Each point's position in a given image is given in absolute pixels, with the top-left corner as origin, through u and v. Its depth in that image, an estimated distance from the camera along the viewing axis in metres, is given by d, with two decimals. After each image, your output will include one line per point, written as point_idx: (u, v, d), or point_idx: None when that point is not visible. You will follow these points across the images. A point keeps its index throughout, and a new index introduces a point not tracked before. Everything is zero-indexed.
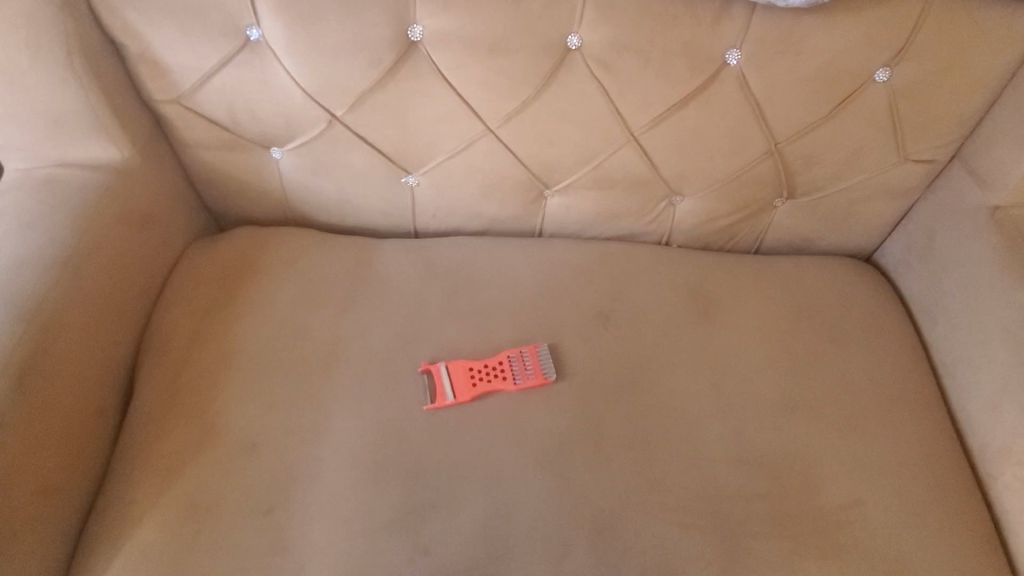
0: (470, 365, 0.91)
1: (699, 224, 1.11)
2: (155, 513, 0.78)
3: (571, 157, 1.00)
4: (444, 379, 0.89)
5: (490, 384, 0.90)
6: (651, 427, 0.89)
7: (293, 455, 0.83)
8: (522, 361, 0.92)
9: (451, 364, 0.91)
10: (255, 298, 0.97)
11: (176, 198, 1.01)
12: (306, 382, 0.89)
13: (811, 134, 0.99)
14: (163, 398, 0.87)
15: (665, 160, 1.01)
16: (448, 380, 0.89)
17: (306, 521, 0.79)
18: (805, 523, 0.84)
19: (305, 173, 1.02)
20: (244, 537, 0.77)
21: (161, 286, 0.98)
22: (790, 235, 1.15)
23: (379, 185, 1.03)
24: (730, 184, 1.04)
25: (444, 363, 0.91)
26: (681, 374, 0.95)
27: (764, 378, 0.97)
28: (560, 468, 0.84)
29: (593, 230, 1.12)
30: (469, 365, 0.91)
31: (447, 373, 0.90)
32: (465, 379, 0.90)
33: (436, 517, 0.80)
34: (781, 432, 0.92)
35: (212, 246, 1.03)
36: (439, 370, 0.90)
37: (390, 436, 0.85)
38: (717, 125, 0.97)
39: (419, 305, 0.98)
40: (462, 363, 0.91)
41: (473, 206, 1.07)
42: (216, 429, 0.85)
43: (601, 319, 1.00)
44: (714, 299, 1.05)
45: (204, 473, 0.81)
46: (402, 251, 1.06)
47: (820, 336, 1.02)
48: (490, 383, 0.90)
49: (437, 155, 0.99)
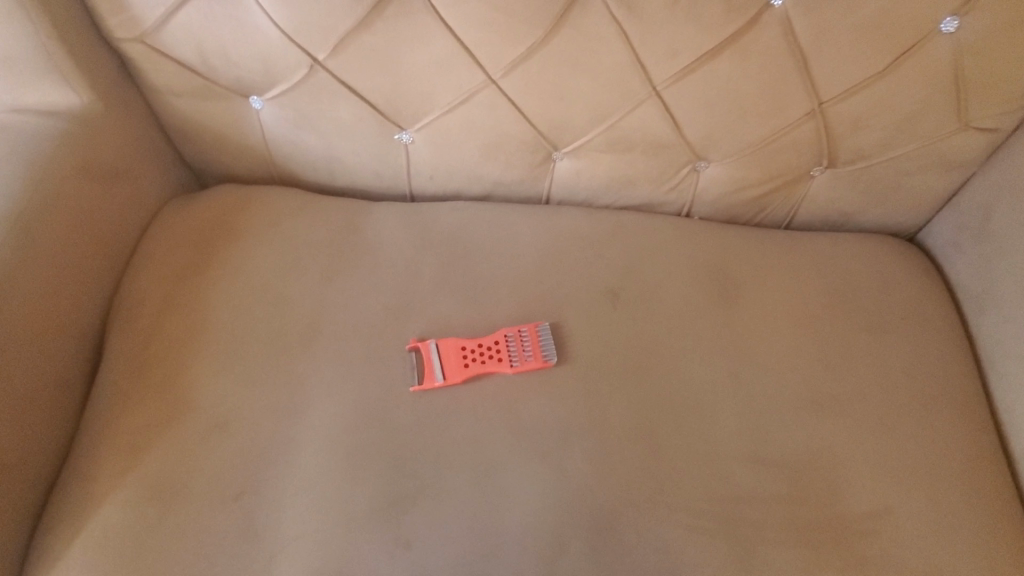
0: (463, 345, 0.83)
1: (725, 194, 1.00)
2: (117, 495, 0.72)
3: (583, 114, 0.89)
4: (434, 359, 0.81)
5: (485, 366, 0.82)
6: (660, 418, 0.81)
7: (267, 436, 0.76)
8: (521, 342, 0.84)
9: (443, 343, 0.83)
10: (232, 263, 0.89)
11: (147, 151, 0.93)
12: (285, 358, 0.81)
13: (859, 93, 0.86)
14: (129, 372, 0.80)
15: (690, 120, 0.89)
16: (439, 361, 0.81)
17: (278, 509, 0.72)
18: (826, 529, 0.76)
19: (288, 127, 0.92)
20: (213, 522, 0.71)
21: (130, 250, 0.90)
22: (826, 209, 1.03)
23: (369, 142, 0.94)
24: (762, 149, 0.93)
25: (434, 341, 0.83)
26: (696, 360, 0.86)
27: (789, 368, 0.87)
28: (557, 461, 0.77)
29: (606, 199, 1.01)
30: (462, 345, 0.83)
31: (438, 353, 0.82)
32: (457, 360, 0.82)
33: (421, 508, 0.73)
34: (805, 429, 0.83)
35: (189, 205, 0.95)
36: (430, 349, 0.82)
37: (373, 419, 0.77)
38: (751, 80, 0.85)
39: (410, 276, 0.90)
40: (454, 342, 0.83)
41: (473, 168, 0.97)
42: (185, 404, 0.77)
43: (611, 297, 0.90)
44: (737, 279, 0.95)
45: (172, 452, 0.75)
46: (394, 216, 0.96)
47: (853, 324, 0.92)
48: (484, 365, 0.82)
49: (433, 109, 0.89)
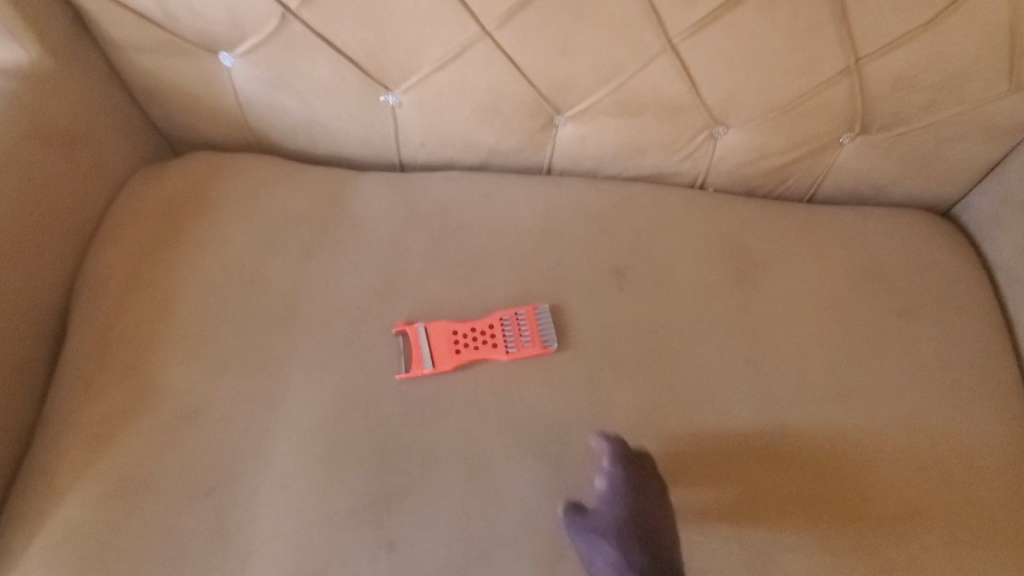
0: (455, 329, 0.76)
1: (744, 163, 0.91)
2: (80, 489, 0.66)
3: (588, 72, 0.80)
4: (423, 344, 0.74)
5: (478, 352, 0.75)
6: (668, 409, 0.75)
7: (240, 427, 0.69)
8: (518, 326, 0.77)
9: (432, 327, 0.76)
10: (205, 237, 0.81)
11: (110, 115, 0.85)
12: (260, 342, 0.75)
13: (897, 48, 0.77)
14: (90, 355, 0.73)
15: (708, 79, 0.80)
16: (427, 347, 0.74)
17: (252, 507, 0.66)
18: (809, 493, 0.71)
19: (263, 87, 0.84)
20: (182, 520, 0.65)
21: (93, 222, 0.82)
22: (855, 181, 0.93)
23: (353, 105, 0.85)
24: (788, 113, 0.83)
25: (422, 325, 0.76)
26: (708, 346, 0.79)
27: (810, 355, 0.80)
28: (556, 456, 0.71)
29: (612, 169, 0.93)
30: (453, 330, 0.76)
31: (427, 339, 0.75)
32: (447, 345, 0.75)
33: (407, 507, 0.67)
34: (826, 423, 0.76)
35: (159, 174, 0.87)
36: (418, 333, 0.75)
37: (356, 409, 0.71)
38: (777, 31, 0.75)
39: (397, 253, 0.82)
40: (444, 326, 0.76)
41: (468, 134, 0.88)
42: (150, 392, 0.71)
43: (616, 276, 0.83)
44: (755, 257, 0.87)
45: (136, 444, 0.68)
46: (381, 187, 0.88)
47: (882, 308, 0.84)
48: (478, 351, 0.75)
49: (422, 67, 0.80)
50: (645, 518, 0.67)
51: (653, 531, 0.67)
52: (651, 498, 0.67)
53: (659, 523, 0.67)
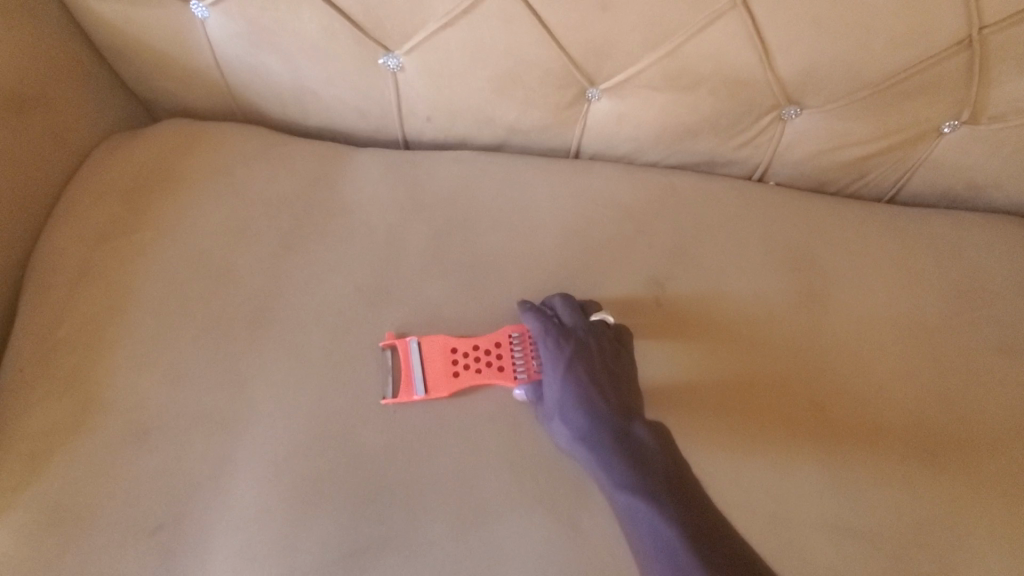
0: (454, 346, 0.64)
1: (815, 153, 0.75)
2: (6, 522, 0.55)
3: (631, 33, 0.65)
4: (416, 365, 0.62)
5: (482, 377, 0.63)
6: (711, 455, 0.61)
7: (198, 451, 0.59)
8: (530, 348, 0.65)
9: (427, 343, 0.64)
10: (174, 221, 0.70)
11: (71, 73, 0.73)
12: (228, 350, 0.63)
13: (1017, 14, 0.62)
14: (34, 357, 0.62)
15: (781, 45, 0.65)
16: (422, 370, 0.62)
17: (205, 551, 0.55)
18: (797, 397, 0.64)
19: (242, 44, 0.71)
20: (122, 562, 0.54)
21: (49, 199, 0.70)
22: (953, 180, 0.76)
23: (347, 68, 0.71)
24: (880, 92, 0.68)
25: (415, 341, 0.64)
26: (762, 378, 0.65)
27: (887, 396, 0.65)
28: (570, 508, 0.58)
29: (654, 155, 0.77)
30: (452, 347, 0.64)
31: (421, 358, 0.63)
32: (444, 366, 0.63)
33: (386, 563, 0.55)
34: (911, 487, 0.61)
35: (127, 144, 0.75)
36: (410, 350, 0.63)
37: (334, 438, 0.60)
38: None
39: (392, 249, 0.70)
40: (442, 342, 0.64)
41: (482, 108, 0.74)
42: (100, 403, 0.60)
43: (651, 288, 0.69)
44: (823, 270, 0.72)
45: (78, 467, 0.57)
46: (378, 168, 0.75)
47: (980, 342, 0.69)
48: (481, 375, 0.63)
49: (429, 23, 0.66)
50: (596, 378, 0.60)
51: (607, 389, 0.60)
52: (599, 356, 0.61)
53: (607, 383, 0.60)
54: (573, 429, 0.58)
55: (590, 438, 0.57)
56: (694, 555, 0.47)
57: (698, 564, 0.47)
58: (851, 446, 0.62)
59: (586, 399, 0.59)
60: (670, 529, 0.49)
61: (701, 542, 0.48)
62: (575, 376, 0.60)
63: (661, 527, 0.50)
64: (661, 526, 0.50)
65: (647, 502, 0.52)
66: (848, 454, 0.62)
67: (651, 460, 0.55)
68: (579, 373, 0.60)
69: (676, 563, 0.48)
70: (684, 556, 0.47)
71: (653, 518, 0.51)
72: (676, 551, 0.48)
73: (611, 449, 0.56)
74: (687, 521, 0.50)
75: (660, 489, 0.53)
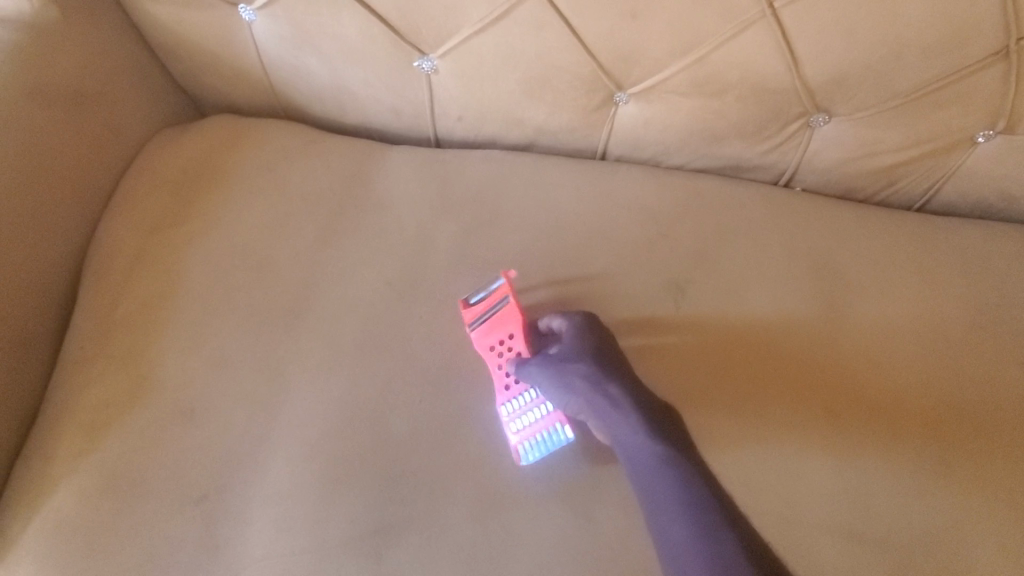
0: (512, 334, 0.66)
1: (844, 160, 0.74)
2: (71, 482, 0.61)
3: (659, 40, 0.66)
4: (489, 308, 0.66)
5: (495, 366, 0.66)
6: (723, 455, 0.62)
7: (240, 428, 0.64)
8: (536, 423, 0.63)
9: (511, 309, 0.66)
10: (220, 212, 0.74)
11: (129, 72, 0.78)
12: (267, 335, 0.68)
13: None
14: (95, 336, 0.67)
15: (811, 54, 0.65)
16: (481, 320, 0.66)
17: (244, 520, 0.60)
18: (810, 399, 0.65)
19: (286, 46, 0.75)
20: (171, 525, 0.59)
21: (107, 189, 0.76)
22: (986, 190, 0.75)
23: (383, 69, 0.74)
24: (911, 100, 0.68)
25: (513, 300, 0.66)
26: (777, 381, 0.66)
27: (903, 403, 0.66)
28: (584, 498, 0.61)
29: (680, 158, 0.78)
30: (511, 331, 0.66)
31: (497, 310, 0.66)
32: (492, 335, 0.66)
33: (408, 542, 0.59)
34: (921, 496, 0.61)
35: (178, 138, 0.80)
36: (500, 297, 0.67)
37: (363, 422, 0.63)
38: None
39: (421, 245, 0.73)
40: (514, 322, 0.66)
41: (512, 109, 0.76)
42: (152, 380, 0.65)
43: (671, 290, 0.70)
44: (846, 278, 0.72)
45: (133, 437, 0.63)
46: (410, 166, 0.78)
47: (1004, 357, 0.68)
48: (495, 366, 0.66)
49: (462, 29, 0.69)
50: (619, 360, 0.64)
51: (626, 368, 0.63)
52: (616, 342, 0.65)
53: (626, 364, 0.64)
54: (595, 375, 0.61)
55: (611, 384, 0.61)
56: (721, 515, 0.53)
57: (725, 523, 0.52)
58: (864, 450, 0.63)
59: (616, 373, 0.62)
60: (698, 490, 0.54)
61: (722, 505, 0.54)
62: (603, 351, 0.63)
63: (681, 477, 0.55)
64: (689, 486, 0.55)
65: (673, 466, 0.56)
66: (859, 457, 0.63)
67: (668, 431, 0.59)
68: (606, 351, 0.63)
69: (705, 519, 0.52)
70: (714, 515, 0.53)
71: (682, 479, 0.55)
72: (705, 509, 0.53)
73: (638, 415, 0.59)
74: (709, 486, 0.55)
75: (681, 456, 0.57)
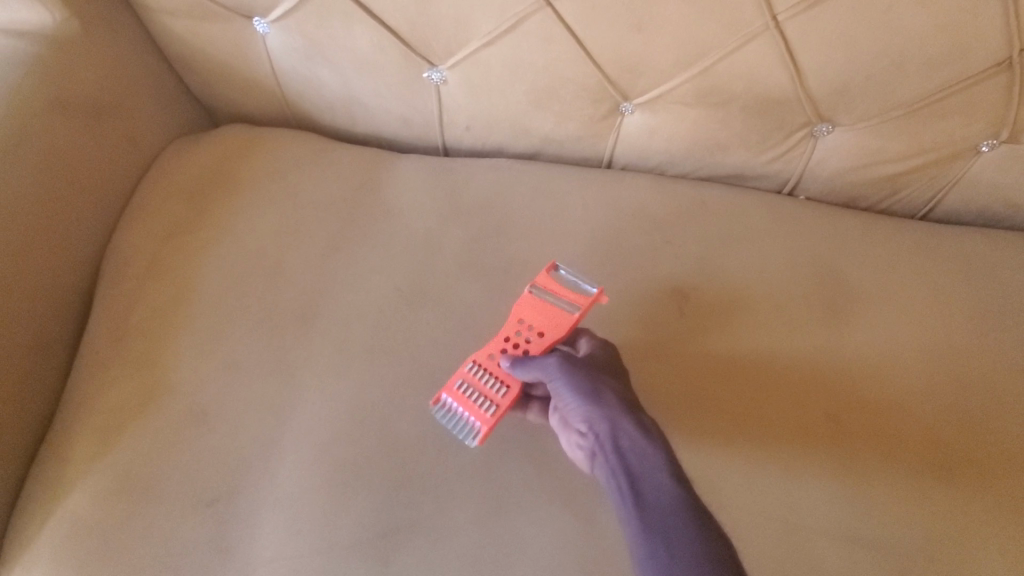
0: (541, 330, 0.65)
1: (847, 168, 0.75)
2: (86, 484, 0.62)
3: (665, 52, 0.67)
4: (554, 298, 0.67)
5: (510, 328, 0.66)
6: (725, 461, 0.63)
7: (251, 431, 0.65)
8: (469, 400, 0.62)
9: (566, 318, 0.65)
10: (232, 219, 0.76)
11: (145, 83, 0.80)
12: (278, 341, 0.69)
13: None
14: (111, 340, 0.69)
15: (815, 66, 0.66)
16: (543, 300, 0.67)
17: (254, 522, 0.61)
18: (813, 407, 0.66)
19: (299, 58, 0.76)
20: (182, 526, 0.60)
21: (124, 196, 0.77)
22: (990, 198, 0.75)
23: (393, 80, 0.76)
24: (914, 110, 0.68)
25: (577, 312, 0.64)
26: (780, 389, 0.67)
27: (907, 411, 0.66)
28: (588, 502, 0.62)
29: (685, 166, 0.79)
30: (543, 329, 0.65)
31: (558, 305, 0.66)
32: (533, 313, 0.66)
33: (413, 544, 0.59)
34: (924, 503, 0.62)
35: (192, 147, 0.82)
36: (568, 300, 0.66)
37: (371, 427, 0.64)
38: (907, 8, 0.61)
39: (428, 252, 0.74)
40: (554, 327, 0.65)
41: (520, 119, 0.77)
42: (166, 384, 0.67)
43: (675, 297, 0.71)
44: (849, 286, 0.72)
45: (146, 440, 0.64)
46: (418, 175, 0.80)
47: (1008, 364, 0.68)
48: (511, 329, 0.65)
49: (471, 41, 0.70)
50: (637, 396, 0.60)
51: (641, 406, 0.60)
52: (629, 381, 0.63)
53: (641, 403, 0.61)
54: (627, 400, 0.57)
55: (643, 413, 0.56)
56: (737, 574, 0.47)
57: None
58: (865, 458, 0.64)
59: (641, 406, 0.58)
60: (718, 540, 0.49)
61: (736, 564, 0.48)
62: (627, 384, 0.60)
63: (703, 520, 0.49)
64: (711, 533, 0.49)
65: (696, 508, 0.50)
66: (863, 464, 0.63)
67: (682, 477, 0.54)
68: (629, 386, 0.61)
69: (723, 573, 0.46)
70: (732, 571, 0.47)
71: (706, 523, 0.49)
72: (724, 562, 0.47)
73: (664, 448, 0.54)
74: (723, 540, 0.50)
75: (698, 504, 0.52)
